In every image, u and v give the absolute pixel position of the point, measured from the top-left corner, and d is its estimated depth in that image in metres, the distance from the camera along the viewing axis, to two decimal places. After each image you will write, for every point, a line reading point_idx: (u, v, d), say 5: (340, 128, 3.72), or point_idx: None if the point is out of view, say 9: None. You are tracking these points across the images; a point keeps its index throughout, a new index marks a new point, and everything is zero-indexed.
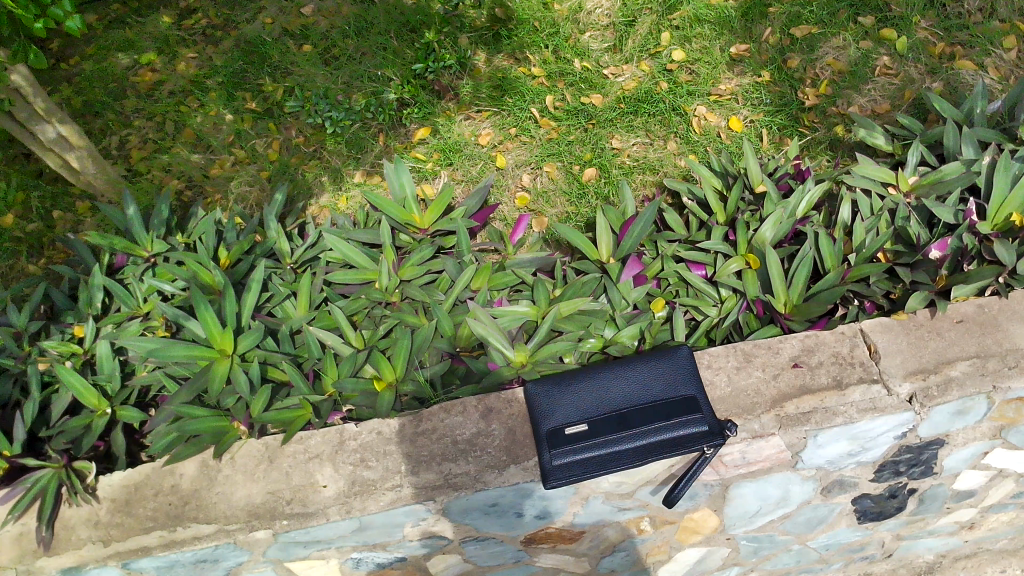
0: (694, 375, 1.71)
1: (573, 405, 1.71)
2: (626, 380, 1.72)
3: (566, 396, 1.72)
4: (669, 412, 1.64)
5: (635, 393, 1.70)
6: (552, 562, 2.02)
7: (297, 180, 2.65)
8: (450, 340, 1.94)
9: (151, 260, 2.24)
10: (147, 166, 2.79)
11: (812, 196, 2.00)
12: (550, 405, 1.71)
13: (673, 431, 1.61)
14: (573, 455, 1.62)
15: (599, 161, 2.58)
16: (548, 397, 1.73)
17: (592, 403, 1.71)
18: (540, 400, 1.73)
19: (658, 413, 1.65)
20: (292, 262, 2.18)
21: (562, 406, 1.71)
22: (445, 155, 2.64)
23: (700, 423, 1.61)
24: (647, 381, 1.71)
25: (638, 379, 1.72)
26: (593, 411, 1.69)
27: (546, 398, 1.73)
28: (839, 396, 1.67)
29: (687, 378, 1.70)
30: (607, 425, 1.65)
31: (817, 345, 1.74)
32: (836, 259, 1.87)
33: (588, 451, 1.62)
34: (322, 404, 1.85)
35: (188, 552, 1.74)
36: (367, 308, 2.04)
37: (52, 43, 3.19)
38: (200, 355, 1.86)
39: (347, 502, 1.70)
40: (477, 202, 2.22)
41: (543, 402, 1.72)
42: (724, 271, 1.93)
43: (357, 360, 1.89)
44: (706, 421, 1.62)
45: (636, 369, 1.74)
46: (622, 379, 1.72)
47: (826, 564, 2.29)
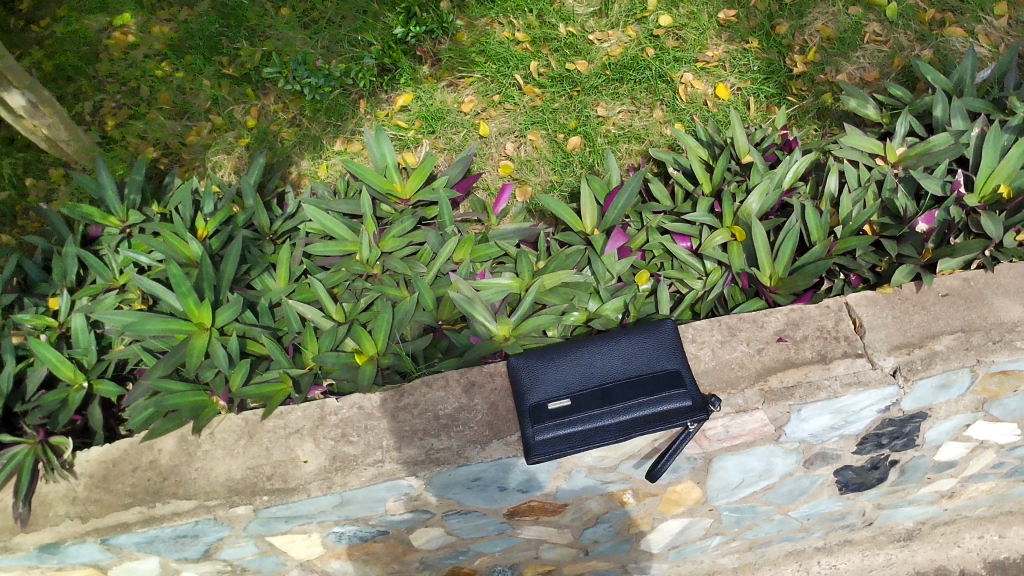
0: (678, 348, 1.70)
1: (556, 379, 1.69)
2: (611, 352, 1.71)
3: (549, 369, 1.71)
4: (653, 387, 1.64)
5: (619, 366, 1.69)
6: (535, 534, 2.02)
7: (276, 148, 2.61)
8: (432, 313, 1.91)
9: (126, 231, 2.19)
10: (122, 132, 2.72)
11: (799, 166, 1.94)
12: (533, 378, 1.70)
13: (656, 406, 1.61)
14: (557, 430, 1.62)
15: (584, 129, 2.54)
16: (530, 370, 1.71)
17: (575, 376, 1.69)
18: (522, 374, 1.71)
19: (642, 388, 1.64)
20: (271, 233, 2.13)
21: (546, 380, 1.69)
22: (428, 123, 2.59)
23: (684, 399, 1.61)
24: (630, 353, 1.70)
25: (621, 352, 1.70)
26: (577, 384, 1.68)
27: (530, 371, 1.71)
28: (823, 370, 1.66)
29: (671, 350, 1.69)
30: (591, 399, 1.64)
31: (803, 319, 1.73)
32: (822, 232, 1.84)
33: (571, 427, 1.62)
34: (303, 378, 1.83)
35: (167, 529, 1.73)
36: (348, 280, 1.99)
37: (22, 4, 3.09)
38: (178, 329, 1.87)
39: (328, 478, 1.69)
40: (460, 171, 2.19)
41: (527, 376, 1.71)
42: (710, 244, 1.88)
43: (338, 334, 1.87)
44: (688, 396, 1.62)
45: (621, 342, 1.72)
46: (606, 352, 1.71)
47: (807, 533, 2.31)
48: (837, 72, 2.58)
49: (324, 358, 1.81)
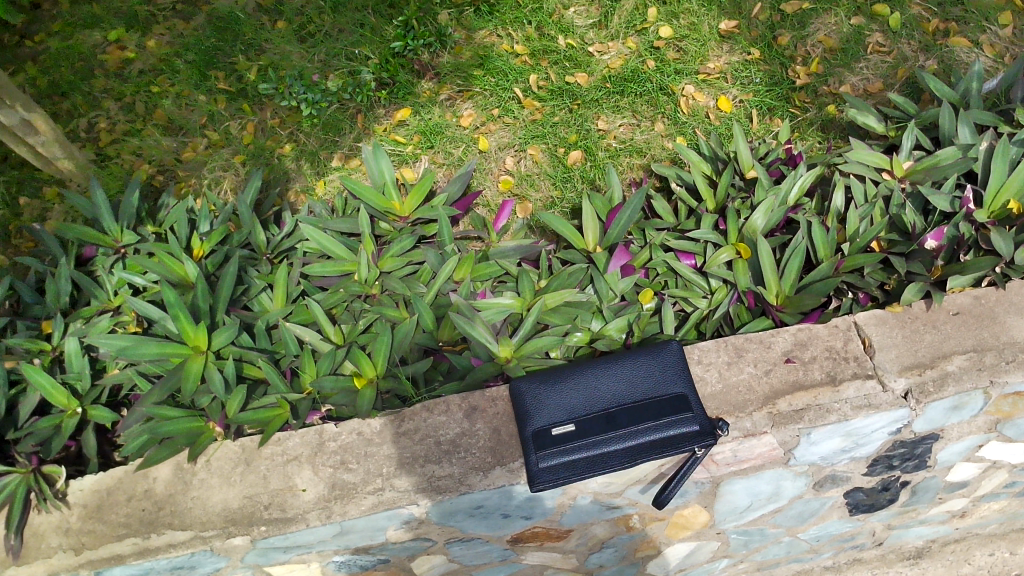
0: (684, 370, 1.66)
1: (560, 403, 1.65)
2: (616, 375, 1.67)
3: (552, 392, 1.67)
4: (659, 412, 1.60)
5: (624, 389, 1.65)
6: (539, 560, 1.99)
7: (273, 164, 2.57)
8: (432, 335, 1.87)
9: (121, 251, 2.14)
10: (117, 149, 2.68)
11: (804, 181, 1.90)
12: (536, 403, 1.66)
13: (663, 432, 1.58)
14: (562, 458, 1.59)
15: (584, 144, 2.50)
16: (533, 395, 1.67)
17: (579, 399, 1.65)
18: (525, 399, 1.67)
19: (648, 413, 1.60)
20: (268, 252, 2.08)
21: (549, 404, 1.65)
22: (426, 138, 2.55)
23: (691, 424, 1.58)
24: (636, 376, 1.66)
25: (626, 374, 1.67)
26: (581, 408, 1.64)
27: (532, 395, 1.67)
28: (833, 392, 1.63)
29: (677, 373, 1.66)
30: (596, 425, 1.61)
31: (811, 339, 1.69)
32: (830, 249, 1.79)
33: (576, 453, 1.58)
34: (301, 403, 1.79)
35: (163, 560, 1.69)
36: (346, 301, 1.94)
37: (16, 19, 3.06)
38: (173, 352, 1.83)
39: (327, 507, 1.65)
40: (459, 188, 2.14)
41: (529, 400, 1.67)
42: (715, 261, 1.84)
43: (337, 357, 1.82)
44: (696, 421, 1.59)
45: (626, 364, 1.68)
46: (611, 375, 1.67)
47: (816, 554, 2.27)
48: (840, 83, 2.55)
49: (322, 382, 1.78)
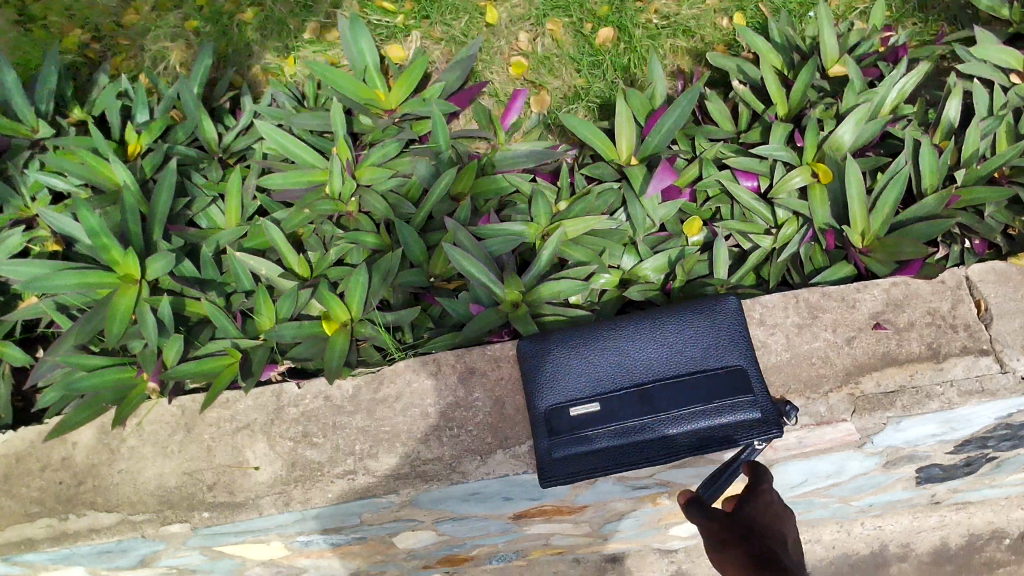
0: (743, 337, 1.28)
1: (581, 374, 1.28)
2: (655, 339, 1.29)
3: (572, 359, 1.29)
4: (709, 392, 1.22)
5: (664, 358, 1.27)
6: (545, 529, 1.69)
7: (231, 34, 2.10)
8: (421, 271, 1.47)
9: (37, 145, 1.68)
10: (42, 6, 2.16)
11: (906, 83, 1.47)
12: (550, 372, 1.29)
13: (713, 418, 1.21)
14: (581, 446, 1.22)
15: (617, 18, 2.03)
16: (546, 361, 1.30)
17: (604, 369, 1.28)
18: (535, 366, 1.30)
19: (695, 392, 1.23)
20: (219, 151, 1.66)
21: (566, 374, 1.28)
22: (421, 6, 2.06)
23: (751, 411, 1.20)
24: (680, 342, 1.28)
25: (666, 338, 1.28)
26: (608, 381, 1.26)
27: (545, 362, 1.30)
28: (935, 370, 1.26)
29: (735, 341, 1.27)
30: (627, 405, 1.24)
31: (908, 297, 1.31)
32: (937, 178, 1.38)
33: (598, 442, 1.22)
34: (256, 352, 1.42)
35: (85, 546, 1.38)
36: (314, 223, 1.52)
37: None
38: (99, 283, 1.44)
39: (284, 492, 1.33)
40: (459, 76, 1.70)
41: (541, 368, 1.30)
42: (785, 187, 1.43)
43: (300, 297, 1.44)
44: (756, 405, 1.21)
45: (668, 325, 1.30)
46: (648, 338, 1.29)
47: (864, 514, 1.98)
48: None
49: (281, 331, 1.40)
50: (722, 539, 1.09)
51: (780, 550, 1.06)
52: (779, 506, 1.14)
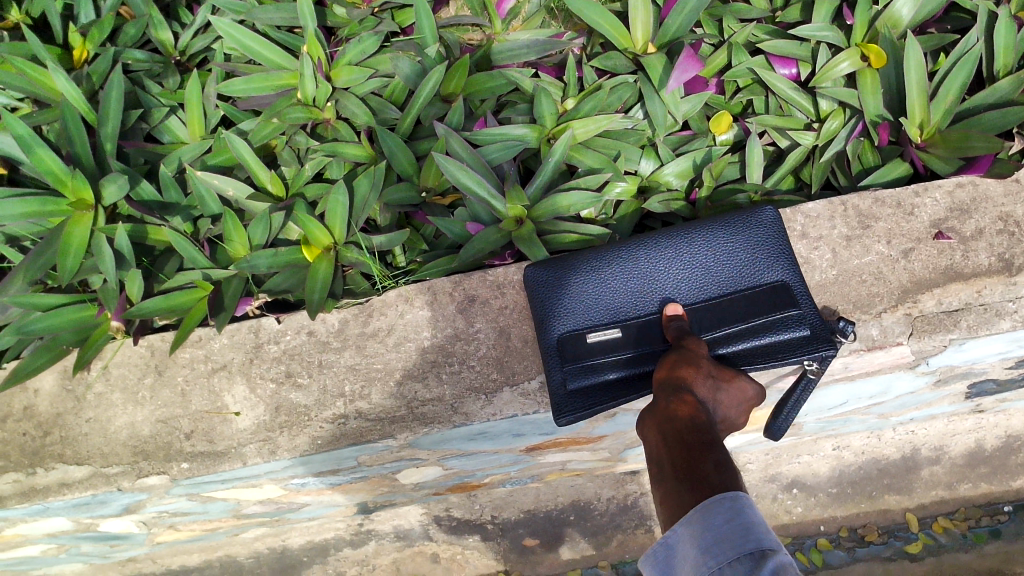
0: (787, 250, 1.09)
1: (595, 296, 1.10)
2: (681, 255, 1.10)
3: (584, 279, 1.12)
4: (746, 312, 1.04)
5: (693, 276, 1.09)
6: (560, 457, 1.52)
7: None
8: (410, 186, 1.30)
9: None
10: None
11: None
12: (560, 294, 1.11)
13: (752, 339, 1.02)
14: (598, 376, 1.05)
15: None
16: (555, 282, 1.12)
17: (625, 293, 1.10)
18: (542, 288, 1.13)
19: (731, 312, 1.04)
20: (178, 53, 1.47)
21: (579, 296, 1.10)
22: None
23: (798, 329, 1.02)
24: (712, 258, 1.09)
25: (695, 256, 1.10)
26: (628, 304, 1.09)
27: (553, 286, 1.12)
28: (1006, 286, 1.08)
29: (777, 254, 1.09)
30: (650, 330, 1.06)
31: (977, 201, 1.12)
32: (1014, 57, 1.17)
33: (619, 373, 1.05)
34: (230, 286, 1.26)
35: (57, 503, 1.23)
36: (288, 133, 1.35)
37: None
38: (49, 211, 1.28)
39: (269, 439, 1.18)
40: None
41: (549, 293, 1.12)
42: (829, 76, 1.23)
43: (274, 222, 1.27)
44: (803, 322, 1.02)
45: (697, 238, 1.11)
46: (673, 254, 1.11)
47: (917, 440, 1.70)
48: None
49: (254, 261, 1.23)
50: (679, 356, 0.97)
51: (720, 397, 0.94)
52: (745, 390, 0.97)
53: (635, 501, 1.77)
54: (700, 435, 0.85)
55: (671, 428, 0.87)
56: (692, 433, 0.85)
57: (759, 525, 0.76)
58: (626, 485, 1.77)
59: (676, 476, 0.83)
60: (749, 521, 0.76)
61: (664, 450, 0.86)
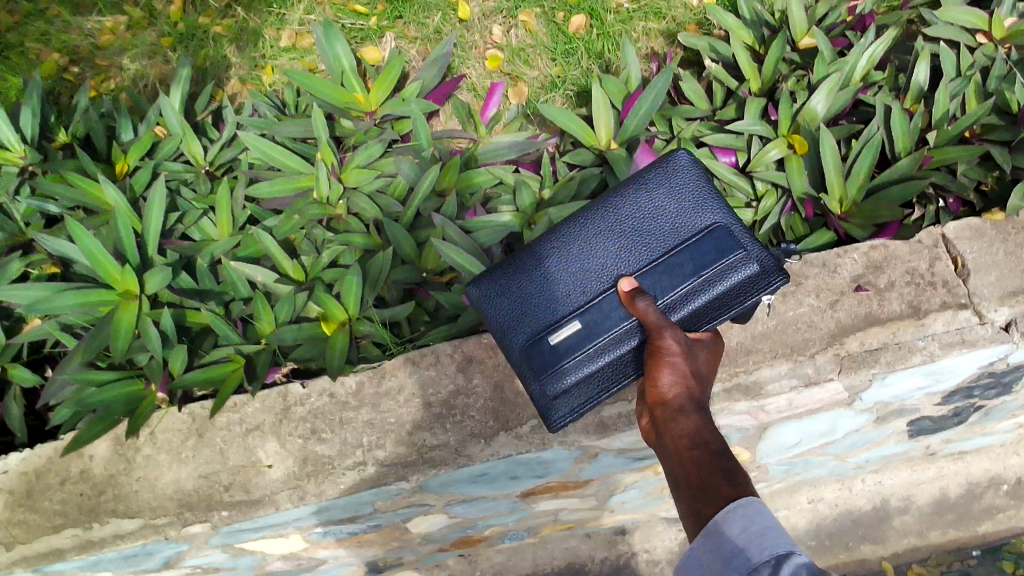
0: (706, 196, 1.24)
1: (552, 294, 1.21)
2: (613, 224, 1.24)
3: (536, 280, 1.23)
4: (695, 263, 1.18)
5: (631, 241, 1.23)
6: (552, 506, 1.69)
7: (205, 49, 1.98)
8: (412, 267, 1.51)
9: (27, 171, 1.70)
10: (18, 37, 2.04)
11: (876, 51, 1.48)
12: (522, 303, 1.22)
13: (710, 289, 1.17)
14: (582, 368, 1.17)
15: (589, 5, 1.95)
16: (509, 293, 1.23)
17: (577, 283, 1.21)
18: (494, 302, 1.24)
19: (681, 263, 1.19)
20: (207, 165, 1.69)
21: (539, 299, 1.22)
22: (393, 7, 1.98)
23: (749, 266, 1.18)
24: (647, 225, 1.23)
25: (630, 229, 1.23)
26: (583, 292, 1.20)
27: (513, 295, 1.23)
28: (916, 327, 1.29)
29: (697, 197, 1.24)
30: (608, 307, 1.18)
31: (888, 259, 1.35)
32: (911, 141, 1.41)
33: (597, 361, 1.17)
34: (259, 358, 1.46)
35: (111, 552, 1.39)
36: (305, 227, 1.56)
37: None
38: (100, 301, 1.47)
39: (299, 487, 1.35)
40: (435, 75, 1.73)
41: (511, 303, 1.23)
42: (762, 161, 1.47)
43: (298, 301, 1.48)
44: (748, 260, 1.19)
45: (629, 211, 1.25)
46: (606, 229, 1.25)
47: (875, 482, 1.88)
48: None
49: (281, 335, 1.43)
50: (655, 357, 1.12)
51: (699, 384, 1.11)
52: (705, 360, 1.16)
53: (628, 560, 1.93)
54: (701, 448, 1.03)
55: (679, 448, 1.04)
56: (696, 455, 1.02)
57: (771, 533, 0.90)
58: (618, 544, 1.93)
59: (691, 491, 1.01)
60: (763, 530, 0.91)
61: (677, 467, 1.04)
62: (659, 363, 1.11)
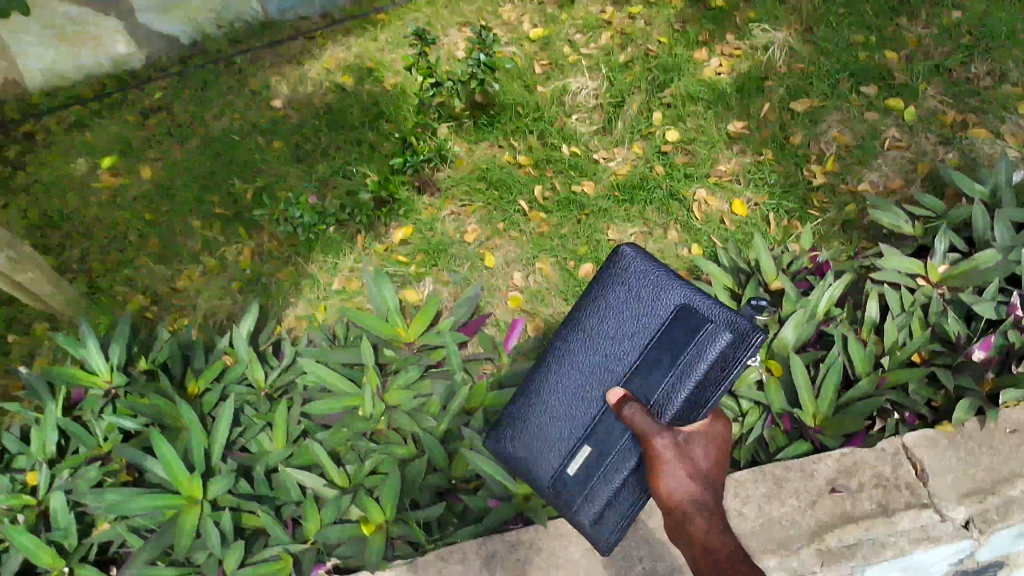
0: (666, 290, 1.44)
1: (567, 432, 1.47)
2: (596, 346, 1.49)
3: (551, 421, 1.50)
4: (670, 355, 1.37)
5: (615, 355, 1.46)
6: None
7: (268, 291, 2.31)
8: (443, 474, 1.73)
9: (111, 392, 1.96)
10: (109, 281, 2.38)
11: (833, 291, 1.76)
12: (547, 447, 1.49)
13: (693, 371, 1.33)
14: (603, 487, 1.38)
15: (596, 255, 2.30)
16: (534, 438, 1.51)
17: (585, 413, 1.46)
18: (526, 449, 1.52)
19: (659, 360, 1.38)
20: (267, 387, 1.94)
21: (559, 439, 1.48)
22: (430, 256, 2.33)
23: (719, 338, 1.33)
24: (625, 337, 1.45)
25: (615, 347, 1.46)
26: (590, 420, 1.44)
27: (539, 441, 1.51)
28: (887, 524, 1.46)
29: (656, 291, 1.45)
30: (610, 425, 1.40)
31: (856, 465, 1.55)
32: (869, 364, 1.65)
33: (615, 479, 1.37)
34: (305, 556, 1.64)
35: None
36: (351, 440, 1.79)
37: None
38: (167, 504, 1.67)
39: None
40: (466, 311, 2.06)
41: (539, 449, 1.50)
42: (745, 380, 1.69)
43: (342, 503, 1.67)
44: (717, 332, 1.34)
45: (609, 332, 1.48)
46: (593, 351, 1.49)
47: None
48: (859, 181, 2.31)
49: (326, 534, 1.61)
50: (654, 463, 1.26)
51: (705, 482, 1.25)
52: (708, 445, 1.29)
53: None
54: (720, 560, 1.17)
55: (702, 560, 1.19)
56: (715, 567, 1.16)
57: None
58: None
59: None
60: None
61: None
62: (658, 468, 1.25)
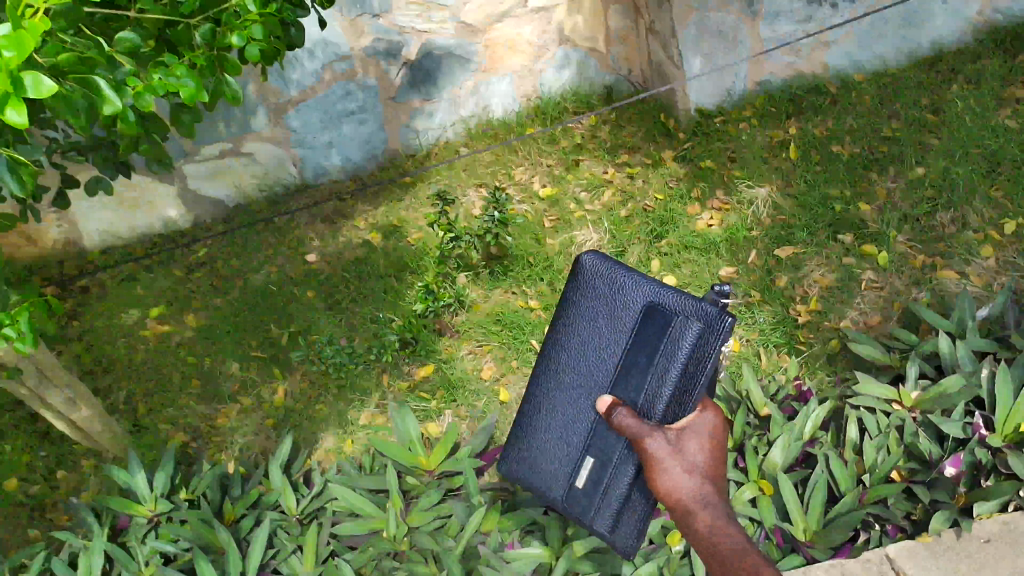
0: (634, 293, 1.61)
1: (578, 445, 1.70)
2: (582, 358, 1.70)
3: (565, 432, 1.73)
4: (647, 358, 1.55)
5: (602, 363, 1.66)
6: None
7: (302, 426, 2.51)
8: None
9: (154, 519, 2.12)
10: (154, 419, 2.58)
11: (817, 416, 1.96)
12: (564, 460, 1.72)
13: (670, 371, 1.50)
14: (612, 491, 1.59)
15: None
16: (554, 451, 1.75)
17: (588, 421, 1.68)
18: (551, 462, 1.75)
19: (638, 362, 1.56)
20: (297, 513, 2.10)
21: (573, 451, 1.71)
22: (449, 392, 2.53)
23: (688, 333, 1.49)
24: (609, 347, 1.65)
25: (602, 358, 1.66)
26: (593, 430, 1.65)
27: (559, 456, 1.74)
28: None
29: (627, 293, 1.63)
30: (605, 434, 1.62)
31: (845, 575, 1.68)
32: (850, 480, 1.80)
33: (620, 481, 1.58)
34: None
35: None
36: (377, 559, 1.93)
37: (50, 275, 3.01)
38: None
39: None
40: (483, 440, 2.23)
41: (559, 462, 1.74)
42: (739, 498, 1.83)
43: None
44: (686, 326, 1.49)
45: (596, 344, 1.67)
46: (583, 360, 1.71)
47: None
48: (841, 318, 2.52)
49: None
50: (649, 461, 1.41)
51: (701, 472, 1.38)
52: (703, 440, 1.42)
53: None
54: (715, 544, 1.28)
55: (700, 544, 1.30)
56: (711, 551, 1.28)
57: None
58: None
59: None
60: None
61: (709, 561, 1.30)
62: (654, 468, 1.40)
